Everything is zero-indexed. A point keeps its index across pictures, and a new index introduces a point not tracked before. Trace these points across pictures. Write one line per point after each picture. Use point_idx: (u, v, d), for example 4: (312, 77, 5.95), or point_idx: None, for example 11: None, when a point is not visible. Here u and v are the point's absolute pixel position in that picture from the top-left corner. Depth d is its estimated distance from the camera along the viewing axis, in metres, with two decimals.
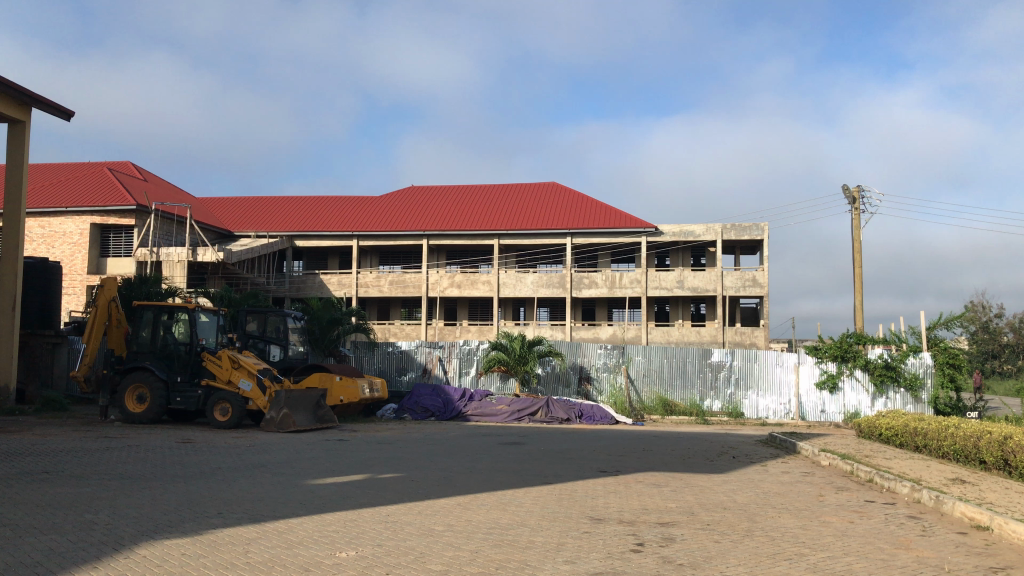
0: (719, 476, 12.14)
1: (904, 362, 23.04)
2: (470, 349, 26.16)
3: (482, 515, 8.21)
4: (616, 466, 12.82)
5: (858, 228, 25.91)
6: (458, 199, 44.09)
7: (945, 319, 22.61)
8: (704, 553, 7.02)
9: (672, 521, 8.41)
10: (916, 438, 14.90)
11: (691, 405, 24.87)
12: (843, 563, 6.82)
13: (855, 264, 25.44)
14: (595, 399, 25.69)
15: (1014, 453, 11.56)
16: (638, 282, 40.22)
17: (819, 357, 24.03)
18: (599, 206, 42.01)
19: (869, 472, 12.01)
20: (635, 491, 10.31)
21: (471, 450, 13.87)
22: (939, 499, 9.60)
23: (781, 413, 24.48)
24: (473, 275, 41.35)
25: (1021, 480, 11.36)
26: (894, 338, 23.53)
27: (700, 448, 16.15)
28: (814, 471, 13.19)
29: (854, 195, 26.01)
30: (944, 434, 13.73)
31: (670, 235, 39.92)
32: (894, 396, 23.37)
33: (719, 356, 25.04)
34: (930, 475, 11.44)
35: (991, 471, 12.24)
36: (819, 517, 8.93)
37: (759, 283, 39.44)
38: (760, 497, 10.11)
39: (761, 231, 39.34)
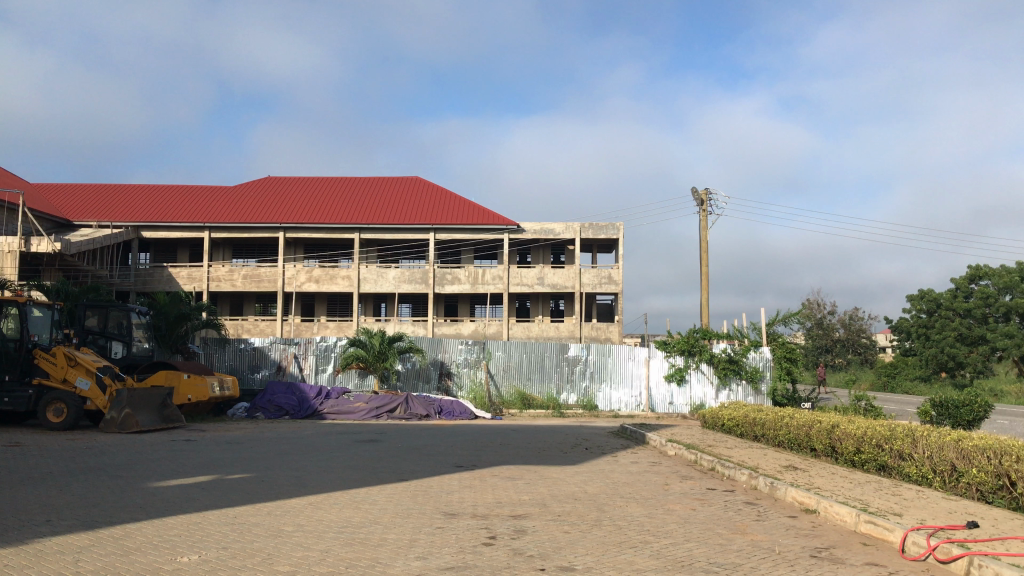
0: (571, 467, 12.47)
1: (746, 356, 24.34)
2: (327, 346, 25.72)
3: (334, 513, 8.09)
4: (472, 461, 12.95)
5: (706, 229, 27.12)
6: (317, 191, 43.19)
7: (784, 316, 23.99)
8: (553, 544, 7.19)
9: (524, 513, 8.57)
10: (754, 428, 15.78)
11: (548, 399, 25.41)
12: (684, 549, 7.14)
13: (703, 264, 26.62)
14: (455, 395, 25.76)
15: (840, 440, 12.44)
16: (500, 278, 40.65)
17: (668, 351, 25.00)
18: (461, 203, 42.14)
19: (711, 461, 12.62)
20: (489, 485, 10.45)
21: (326, 448, 13.66)
22: (773, 485, 10.22)
23: (633, 405, 25.44)
24: (332, 269, 40.63)
25: (847, 465, 12.23)
26: (737, 333, 24.78)
27: (554, 441, 16.47)
28: (661, 461, 13.72)
29: (702, 197, 27.20)
30: (780, 423, 14.61)
31: (531, 232, 40.55)
32: (737, 388, 24.64)
33: (575, 351, 25.67)
34: (766, 463, 12.16)
35: (821, 459, 13.13)
36: (663, 505, 9.31)
37: (615, 280, 40.68)
38: (610, 488, 10.45)
39: (617, 230, 40.58)
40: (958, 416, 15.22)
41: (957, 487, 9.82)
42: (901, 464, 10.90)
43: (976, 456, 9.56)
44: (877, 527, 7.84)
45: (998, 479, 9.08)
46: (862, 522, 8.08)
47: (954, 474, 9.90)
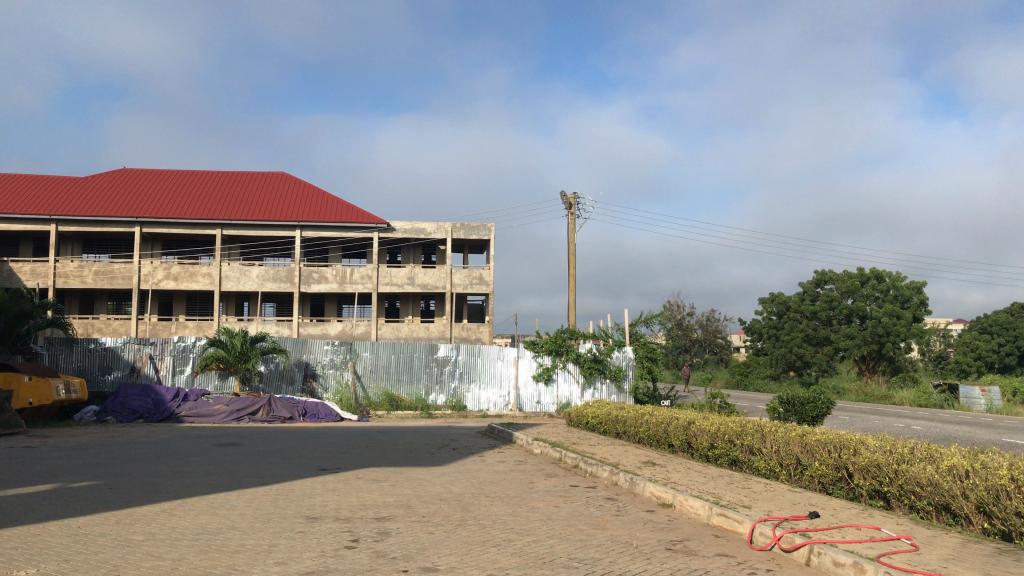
0: (437, 468, 12.47)
1: (610, 356, 24.94)
2: (185, 346, 24.71)
3: (189, 520, 7.77)
4: (337, 463, 12.74)
5: (574, 232, 27.68)
6: (178, 185, 41.41)
7: (646, 317, 24.75)
8: (417, 544, 7.17)
9: (389, 515, 8.49)
10: (616, 425, 16.23)
11: (417, 401, 25.30)
12: (546, 545, 7.27)
13: (571, 266, 27.13)
14: (321, 397, 25.24)
15: (696, 436, 12.96)
16: (369, 278, 40.15)
17: (536, 351, 25.35)
18: (329, 200, 41.34)
19: (574, 458, 12.89)
20: (353, 488, 10.30)
21: (181, 453, 13.12)
22: (632, 481, 10.53)
23: (501, 405, 25.68)
24: (192, 267, 39.08)
25: (702, 460, 12.77)
26: (602, 334, 25.37)
27: (422, 442, 16.43)
28: (527, 460, 13.91)
29: (570, 201, 27.74)
30: (640, 421, 15.09)
31: (401, 231, 40.25)
32: (601, 387, 25.24)
33: (444, 352, 25.65)
34: (627, 459, 12.54)
35: (678, 454, 13.64)
36: (527, 503, 9.44)
37: (485, 281, 40.94)
38: (475, 487, 10.52)
39: (488, 231, 40.90)
40: (803, 413, 16.15)
41: (801, 480, 10.41)
42: (751, 458, 11.46)
43: (818, 450, 10.18)
44: (728, 519, 8.22)
45: (838, 471, 9.70)
46: (715, 514, 8.45)
47: (799, 468, 10.49)
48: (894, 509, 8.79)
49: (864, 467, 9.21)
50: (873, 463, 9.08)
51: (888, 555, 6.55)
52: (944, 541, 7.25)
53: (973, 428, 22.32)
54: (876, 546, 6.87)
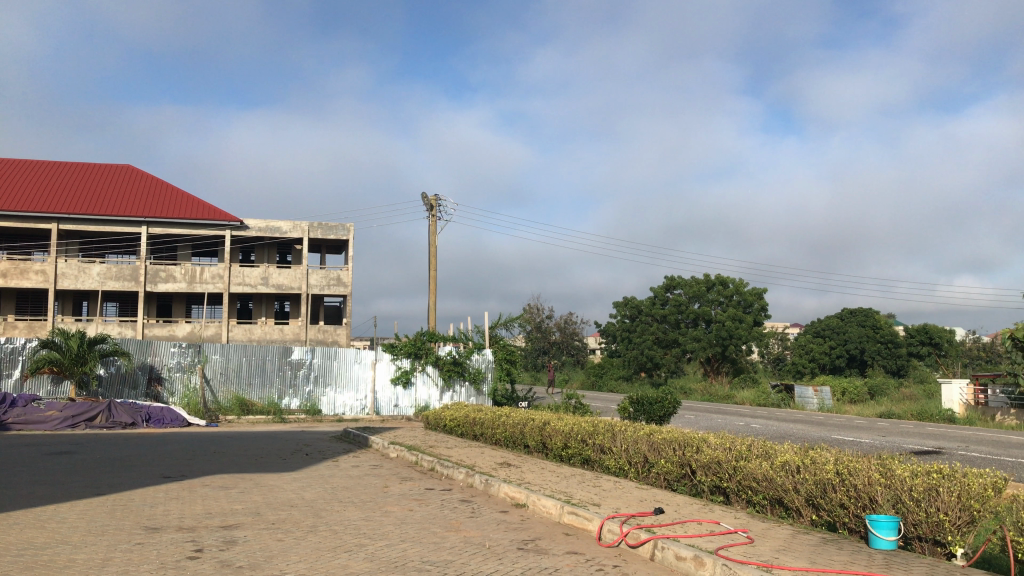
0: (288, 473, 12.16)
1: (470, 358, 24.98)
2: (13, 348, 23.01)
3: (12, 536, 7.23)
4: (182, 471, 12.22)
5: (435, 233, 27.64)
6: (10, 174, 38.58)
7: (506, 320, 24.99)
8: (265, 553, 6.96)
9: (236, 523, 8.21)
10: (474, 427, 16.32)
11: (269, 404, 24.62)
12: (398, 549, 7.22)
13: (431, 269, 27.06)
14: (166, 402, 24.07)
15: (551, 437, 13.21)
16: (220, 277, 38.68)
17: (394, 354, 25.13)
18: (179, 195, 39.53)
19: (430, 461, 12.87)
20: (199, 495, 9.90)
21: (7, 463, 12.25)
22: (487, 482, 10.63)
23: (357, 409, 25.34)
24: (23, 263, 36.58)
25: (556, 460, 13.04)
26: (462, 336, 25.41)
27: (274, 447, 15.99)
28: (382, 463, 13.76)
29: (431, 203, 27.69)
30: (497, 422, 15.23)
31: (255, 230, 39.00)
32: (460, 389, 25.25)
33: (299, 354, 25.02)
34: (482, 461, 12.64)
35: (533, 455, 13.86)
36: (381, 507, 9.35)
37: (343, 282, 40.23)
38: (327, 492, 10.31)
39: (347, 231, 40.26)
40: (652, 412, 16.75)
41: (648, 477, 10.80)
42: (602, 457, 11.79)
43: (664, 448, 10.59)
44: (578, 517, 8.42)
45: (682, 468, 10.13)
46: (566, 513, 8.65)
47: (646, 465, 10.88)
48: (733, 504, 9.28)
49: (705, 463, 9.65)
50: (714, 460, 9.52)
51: (725, 548, 6.90)
52: (776, 533, 7.72)
53: (805, 425, 23.84)
54: (715, 539, 7.23)
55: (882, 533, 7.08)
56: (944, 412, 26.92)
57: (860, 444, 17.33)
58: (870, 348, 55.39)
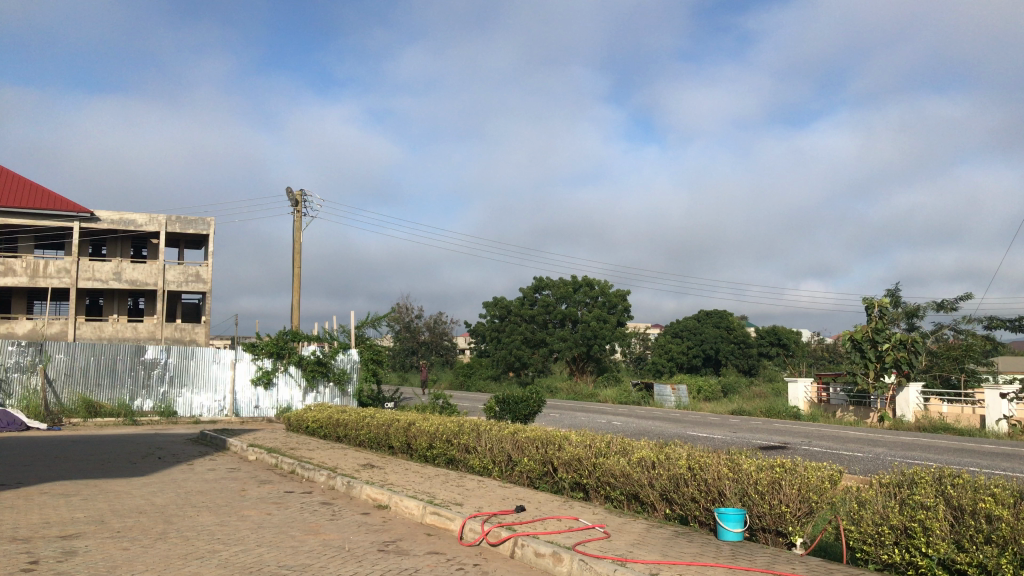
0: (138, 479, 11.58)
1: (334, 358, 24.57)
2: None
3: None
4: (18, 478, 11.42)
5: (300, 230, 27.01)
6: None
7: (372, 319, 24.72)
8: (108, 562, 6.60)
9: (77, 533, 7.74)
10: (337, 428, 16.05)
11: (119, 406, 23.41)
12: (254, 554, 7.01)
13: (296, 266, 26.44)
14: (2, 404, 22.32)
15: (415, 437, 13.15)
16: (67, 272, 36.41)
17: (255, 353, 24.38)
18: (22, 182, 36.97)
19: (291, 463, 12.57)
20: (36, 504, 9.29)
21: None
22: (349, 484, 10.47)
23: (215, 410, 24.45)
24: None
25: (420, 460, 13.00)
26: (327, 336, 24.95)
27: (123, 451, 15.19)
28: (240, 466, 13.32)
29: (297, 198, 27.03)
30: (361, 423, 15.02)
31: (107, 222, 36.99)
32: (324, 390, 24.76)
33: (153, 354, 23.87)
34: (344, 463, 12.44)
35: (398, 455, 13.77)
36: (237, 511, 9.04)
37: (203, 279, 38.76)
38: (179, 498, 9.89)
39: (207, 226, 38.82)
40: (517, 411, 16.94)
41: (511, 475, 10.93)
42: (466, 457, 11.84)
43: (528, 446, 10.73)
44: (441, 517, 8.42)
45: (544, 466, 10.30)
46: (428, 513, 8.62)
47: (510, 463, 11.01)
48: (592, 500, 9.51)
49: (567, 461, 9.85)
50: (574, 458, 9.72)
51: (582, 543, 7.05)
52: (632, 527, 7.96)
53: (663, 422, 24.69)
54: (573, 535, 7.38)
55: (729, 525, 7.42)
56: (790, 409, 28.50)
57: (712, 440, 18.10)
58: (724, 348, 58.22)
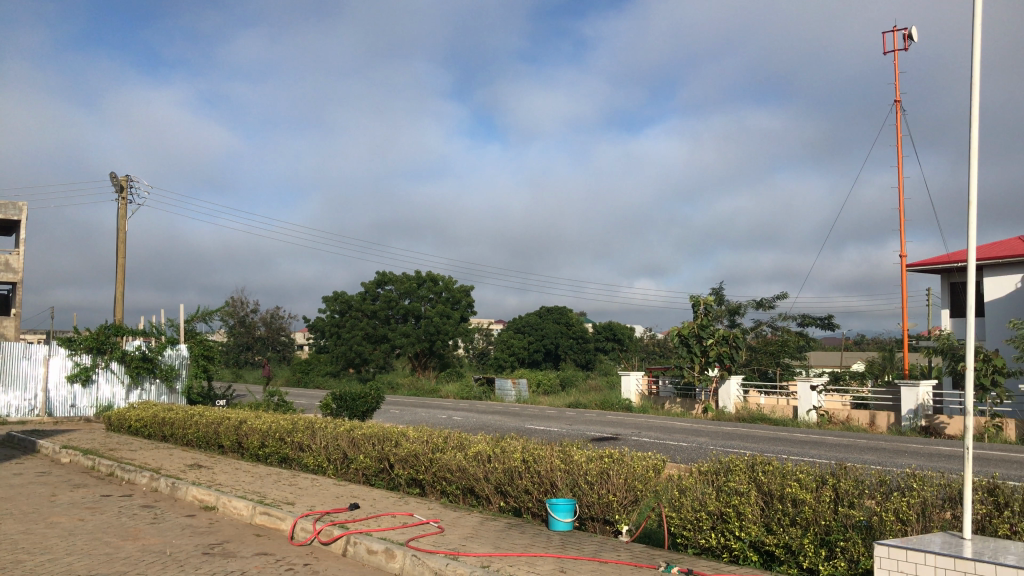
0: None
1: (161, 354, 23.28)
2: None
3: None
4: None
5: (125, 218, 25.50)
6: None
7: (204, 313, 23.66)
8: None
9: None
10: (163, 428, 15.27)
11: None
12: (63, 563, 6.56)
13: (120, 256, 24.93)
14: None
15: (246, 436, 12.69)
16: None
17: (72, 349, 22.76)
18: None
19: (109, 466, 11.83)
20: None
21: None
22: (173, 486, 9.98)
23: (25, 410, 22.68)
24: None
25: (252, 459, 12.57)
26: (153, 330, 23.64)
27: None
28: (52, 470, 12.40)
29: (121, 183, 25.49)
30: (189, 422, 14.34)
31: None
32: (149, 387, 23.47)
33: None
34: (169, 463, 11.83)
35: (228, 455, 13.27)
36: (45, 518, 8.42)
37: (13, 268, 35.91)
38: None
39: (19, 211, 36.00)
40: (354, 408, 16.71)
41: (347, 473, 10.77)
42: (300, 456, 11.55)
43: (364, 443, 10.60)
44: (270, 517, 8.18)
45: (380, 463, 10.20)
46: (258, 514, 8.36)
47: (345, 461, 10.85)
48: (429, 495, 9.52)
49: (403, 457, 9.79)
50: (411, 453, 9.69)
51: (416, 539, 7.05)
52: (466, 521, 8.02)
53: (502, 416, 25.00)
54: (406, 530, 7.36)
55: (560, 515, 7.64)
56: (623, 402, 29.62)
57: (549, 433, 18.51)
58: (564, 343, 59.88)
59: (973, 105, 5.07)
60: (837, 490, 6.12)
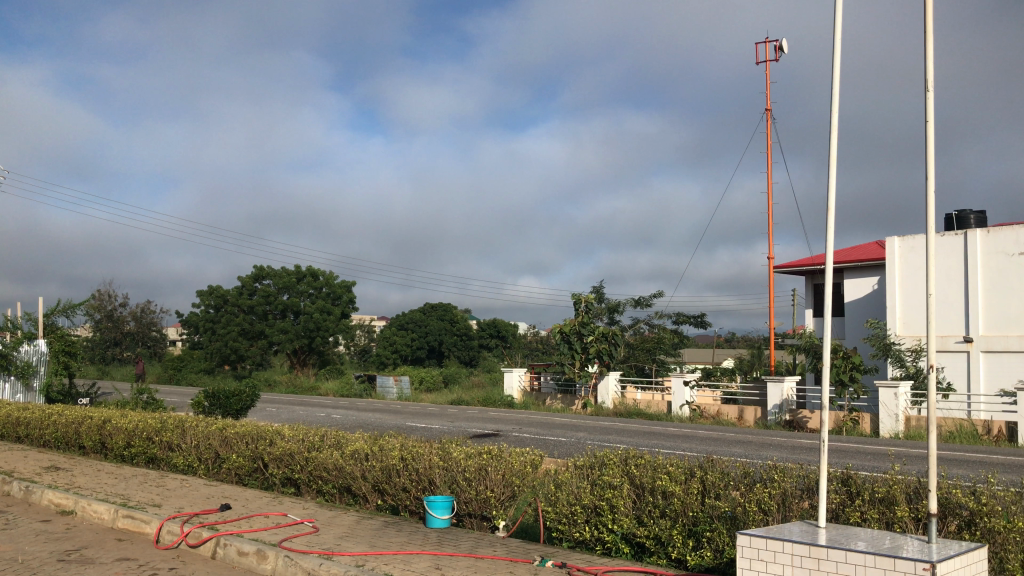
0: None
1: (17, 349, 21.77)
2: None
3: None
4: None
5: None
6: None
7: (65, 307, 22.35)
8: None
9: None
10: (18, 427, 14.37)
11: None
12: None
13: None
14: None
15: (110, 436, 12.10)
16: None
17: None
18: None
19: None
20: None
21: None
22: (27, 490, 9.40)
23: None
24: None
25: (116, 460, 12.00)
26: (9, 324, 22.15)
27: None
28: None
29: None
30: (46, 422, 13.54)
31: None
32: (3, 386, 21.99)
33: None
34: (23, 466, 11.14)
35: (89, 456, 12.61)
36: None
37: None
38: None
39: None
40: (228, 406, 16.17)
41: (218, 473, 10.42)
42: (169, 456, 11.11)
43: (236, 442, 10.28)
44: (134, 520, 7.83)
45: (254, 462, 9.92)
46: (120, 517, 7.99)
47: (216, 461, 10.49)
48: (304, 494, 9.32)
49: (278, 456, 9.55)
50: (286, 452, 9.47)
51: (289, 539, 6.89)
52: (342, 520, 7.90)
53: (382, 413, 24.71)
54: (279, 531, 7.18)
55: (437, 512, 7.63)
56: (505, 398, 29.85)
57: (430, 429, 18.42)
58: (447, 340, 59.90)
59: (833, 113, 5.35)
60: (704, 482, 6.36)
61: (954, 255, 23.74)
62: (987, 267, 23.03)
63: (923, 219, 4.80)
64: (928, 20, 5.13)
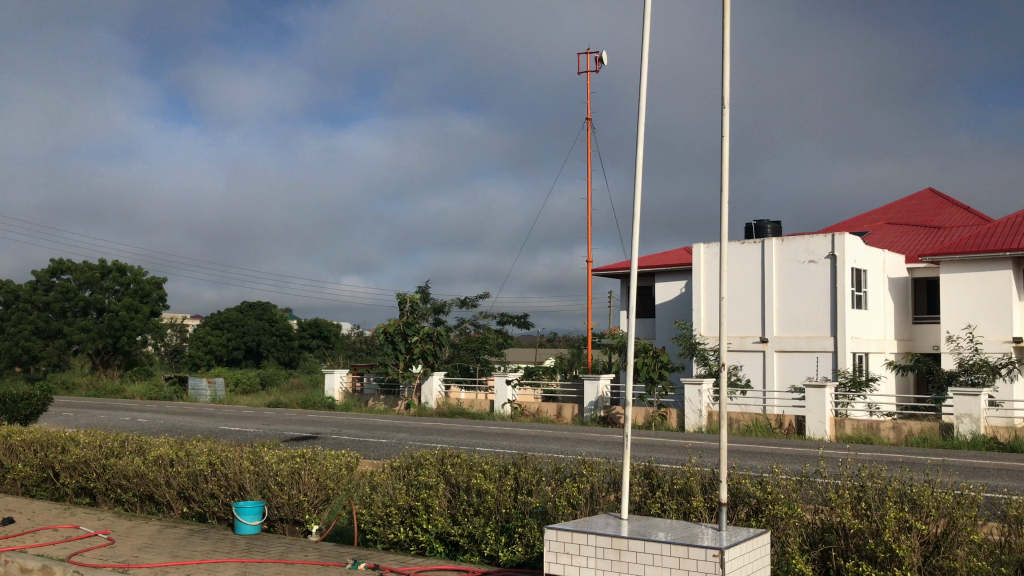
0: None
1: None
2: None
3: None
4: None
5: None
6: None
7: None
8: None
9: None
10: None
11: None
12: None
13: None
14: None
15: None
16: None
17: None
18: None
19: None
20: None
21: None
22: None
23: None
24: None
25: None
26: None
27: None
28: None
29: None
30: None
31: None
32: None
33: None
34: None
35: None
36: None
37: None
38: None
39: None
40: (15, 412, 14.82)
41: (2, 484, 9.55)
42: None
43: (23, 451, 9.48)
44: None
45: (43, 472, 9.19)
46: None
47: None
48: (100, 504, 8.72)
49: (71, 465, 8.89)
50: (80, 461, 8.83)
51: (80, 554, 6.41)
52: (141, 530, 7.44)
53: (193, 417, 23.56)
54: (69, 545, 6.68)
55: (247, 518, 7.35)
56: (325, 400, 29.23)
57: (243, 434, 17.70)
58: (266, 340, 58.08)
59: (639, 126, 5.61)
60: (517, 480, 6.49)
61: (752, 261, 25.47)
62: (781, 272, 24.89)
63: (718, 228, 5.12)
64: (724, 43, 5.51)
